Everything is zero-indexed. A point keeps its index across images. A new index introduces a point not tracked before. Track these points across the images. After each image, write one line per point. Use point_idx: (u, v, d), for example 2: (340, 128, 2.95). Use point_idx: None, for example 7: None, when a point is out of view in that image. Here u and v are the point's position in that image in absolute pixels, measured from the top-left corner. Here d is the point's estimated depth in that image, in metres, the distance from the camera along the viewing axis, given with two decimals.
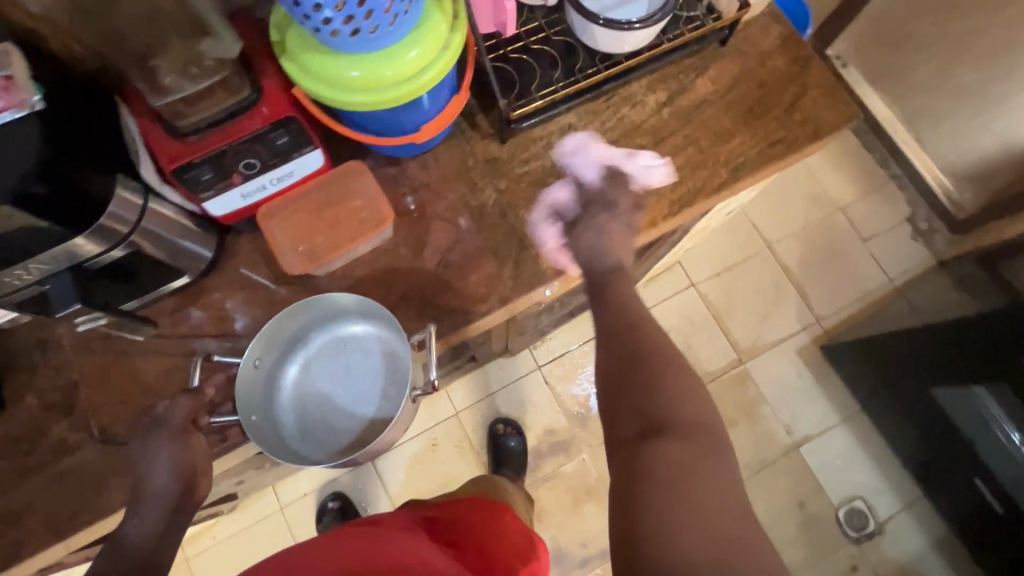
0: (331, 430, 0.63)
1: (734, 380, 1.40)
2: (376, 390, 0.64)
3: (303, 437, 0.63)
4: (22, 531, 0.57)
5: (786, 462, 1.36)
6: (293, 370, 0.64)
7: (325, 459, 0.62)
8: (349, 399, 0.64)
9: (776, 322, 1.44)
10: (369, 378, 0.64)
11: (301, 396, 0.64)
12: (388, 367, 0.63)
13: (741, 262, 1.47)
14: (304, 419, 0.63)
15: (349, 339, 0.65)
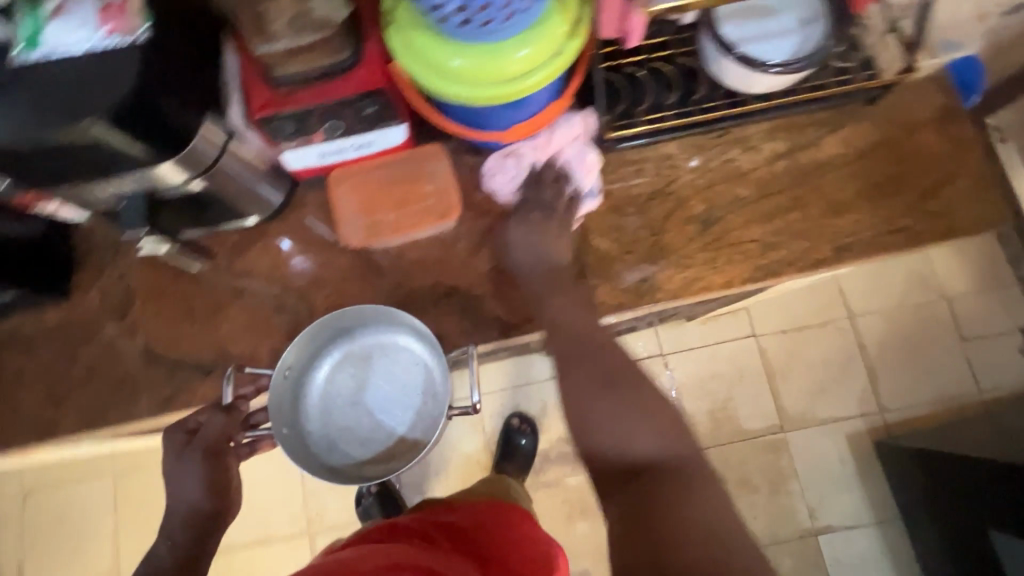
0: (358, 440, 0.64)
1: (769, 446, 1.32)
2: (404, 403, 0.64)
3: (329, 447, 0.63)
4: (59, 414, 0.61)
5: (799, 545, 1.27)
6: (319, 376, 0.64)
7: (354, 471, 0.62)
8: (377, 406, 0.64)
9: (833, 398, 1.33)
10: (397, 389, 0.64)
11: (327, 402, 0.64)
12: (417, 381, 0.64)
13: (813, 326, 1.36)
14: (330, 428, 0.64)
15: (377, 348, 0.64)
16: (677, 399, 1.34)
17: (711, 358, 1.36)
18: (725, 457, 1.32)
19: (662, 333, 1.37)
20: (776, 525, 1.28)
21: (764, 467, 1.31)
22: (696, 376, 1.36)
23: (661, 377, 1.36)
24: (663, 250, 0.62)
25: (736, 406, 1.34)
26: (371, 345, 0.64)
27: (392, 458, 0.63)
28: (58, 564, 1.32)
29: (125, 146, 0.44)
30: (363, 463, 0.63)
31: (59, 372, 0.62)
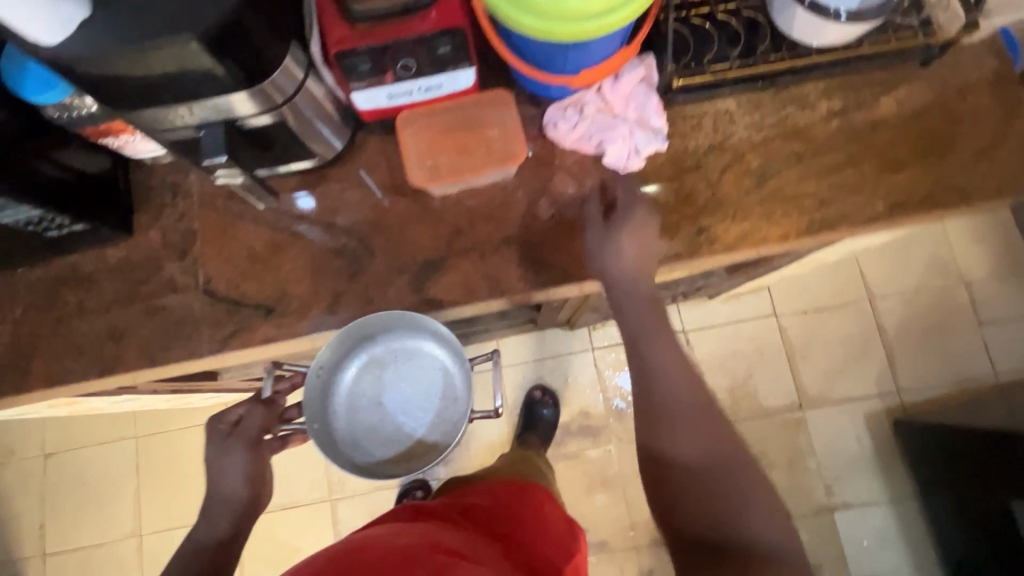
0: (381, 439, 0.67)
1: (787, 423, 1.33)
2: (426, 406, 0.67)
3: (354, 444, 0.66)
4: (120, 349, 0.62)
5: (814, 521, 1.29)
6: (346, 375, 0.66)
7: (379, 468, 0.66)
8: (400, 408, 0.67)
9: (851, 378, 1.35)
10: (420, 392, 0.67)
11: (351, 401, 0.67)
12: (439, 385, 0.67)
13: (833, 307, 1.38)
14: (355, 425, 0.67)
15: (401, 352, 0.66)
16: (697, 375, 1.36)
17: (732, 336, 1.38)
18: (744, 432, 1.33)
19: (683, 310, 1.39)
20: (792, 500, 1.30)
21: (782, 444, 1.32)
22: (716, 354, 1.37)
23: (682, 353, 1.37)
24: (719, 203, 0.63)
25: (756, 384, 1.35)
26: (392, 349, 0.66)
27: (414, 457, 0.67)
28: (78, 524, 1.33)
29: (214, 65, 0.44)
30: (386, 461, 0.67)
31: (120, 308, 0.63)
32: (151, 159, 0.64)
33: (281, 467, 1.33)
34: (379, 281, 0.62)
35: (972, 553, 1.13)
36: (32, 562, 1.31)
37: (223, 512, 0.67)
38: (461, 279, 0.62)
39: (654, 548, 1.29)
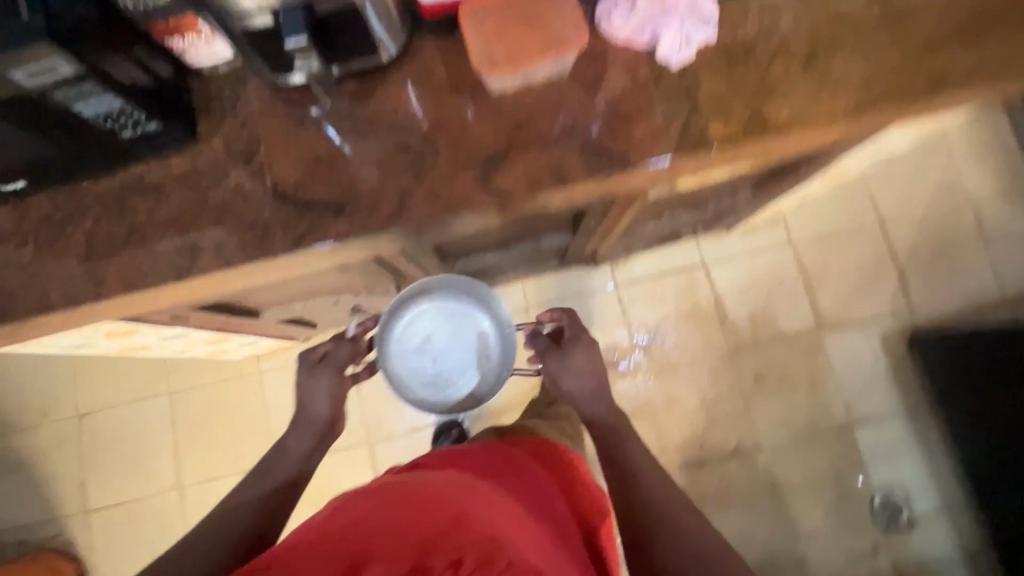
0: (424, 379, 0.86)
1: (807, 347, 1.38)
2: (460, 357, 0.87)
3: (403, 382, 0.85)
4: (195, 253, 0.63)
5: (836, 437, 1.35)
6: (398, 328, 0.86)
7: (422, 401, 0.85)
8: (440, 357, 0.86)
9: (866, 300, 1.40)
10: (456, 344, 0.87)
11: (401, 350, 0.85)
12: (473, 341, 0.87)
13: (846, 234, 1.42)
14: (403, 367, 0.85)
15: (443, 311, 0.87)
16: (718, 305, 1.40)
17: (751, 266, 1.42)
18: (765, 358, 1.38)
19: (703, 243, 1.42)
20: (813, 419, 1.35)
21: (801, 366, 1.38)
22: (736, 284, 1.41)
23: (703, 285, 1.41)
24: (769, 87, 0.65)
25: (776, 311, 1.40)
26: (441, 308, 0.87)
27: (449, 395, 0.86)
28: (118, 481, 1.35)
29: None
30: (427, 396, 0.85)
31: (191, 214, 0.64)
32: (210, 67, 0.65)
33: None
34: (445, 177, 0.64)
35: (984, 448, 1.20)
36: (75, 519, 1.33)
37: (310, 429, 0.82)
38: (525, 172, 0.64)
39: (684, 471, 1.34)
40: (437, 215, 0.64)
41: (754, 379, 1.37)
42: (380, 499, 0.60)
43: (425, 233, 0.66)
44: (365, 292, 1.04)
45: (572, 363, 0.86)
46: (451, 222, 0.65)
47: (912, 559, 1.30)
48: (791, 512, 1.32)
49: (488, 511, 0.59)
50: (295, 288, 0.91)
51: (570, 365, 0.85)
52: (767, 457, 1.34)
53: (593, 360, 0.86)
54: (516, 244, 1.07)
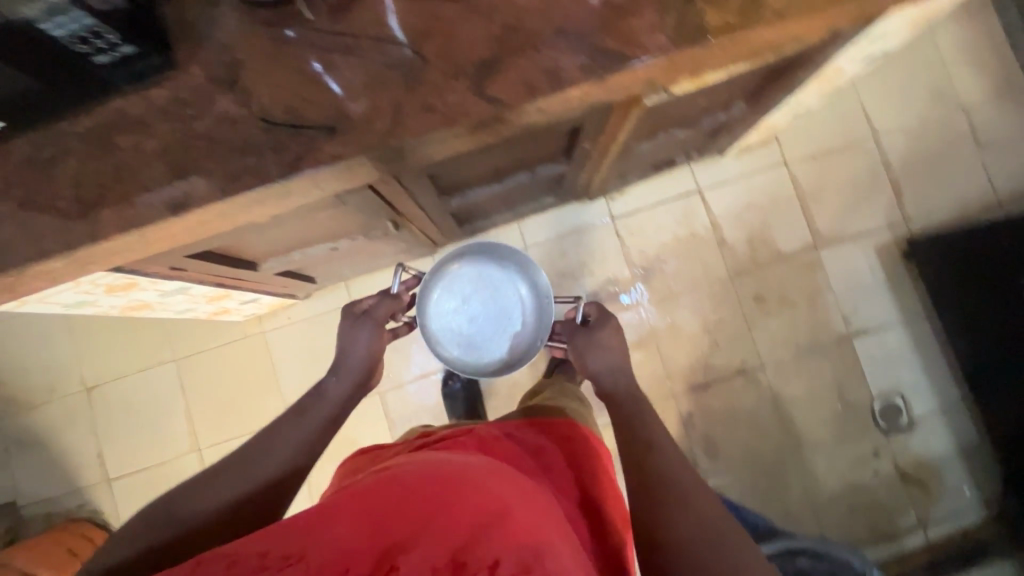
0: (456, 330, 1.13)
1: (805, 265, 1.39)
2: (489, 316, 1.13)
3: (440, 331, 1.12)
4: (189, 186, 0.61)
5: (836, 350, 1.38)
6: (443, 283, 1.13)
7: (451, 349, 1.12)
8: (473, 314, 1.13)
9: (862, 214, 1.40)
10: (486, 305, 1.13)
11: (442, 303, 1.13)
12: (501, 306, 1.13)
13: (840, 149, 1.41)
14: (442, 319, 1.13)
15: (480, 275, 1.13)
16: (715, 230, 1.40)
17: (747, 189, 1.41)
18: (764, 278, 1.39)
19: (697, 169, 1.41)
20: (814, 334, 1.38)
21: (800, 284, 1.39)
22: (733, 208, 1.41)
23: (700, 211, 1.41)
24: None
25: (773, 231, 1.40)
26: (480, 278, 1.13)
27: (474, 347, 1.13)
28: (136, 448, 1.36)
29: None
30: (457, 347, 1.13)
31: (179, 146, 0.62)
32: None
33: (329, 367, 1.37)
34: (437, 88, 0.62)
35: (980, 345, 1.24)
36: (99, 489, 1.35)
37: (351, 372, 0.85)
38: (520, 77, 0.62)
39: (691, 395, 1.37)
40: (432, 128, 0.62)
41: (754, 300, 1.39)
42: (412, 478, 0.58)
43: (422, 149, 0.64)
44: (364, 236, 1.03)
45: (600, 340, 0.92)
46: (447, 136, 0.63)
47: (912, 458, 1.35)
48: (795, 424, 1.37)
49: (521, 498, 0.57)
50: (292, 232, 0.90)
51: (600, 341, 0.92)
52: (770, 375, 1.37)
53: (619, 339, 0.93)
54: (511, 176, 1.05)
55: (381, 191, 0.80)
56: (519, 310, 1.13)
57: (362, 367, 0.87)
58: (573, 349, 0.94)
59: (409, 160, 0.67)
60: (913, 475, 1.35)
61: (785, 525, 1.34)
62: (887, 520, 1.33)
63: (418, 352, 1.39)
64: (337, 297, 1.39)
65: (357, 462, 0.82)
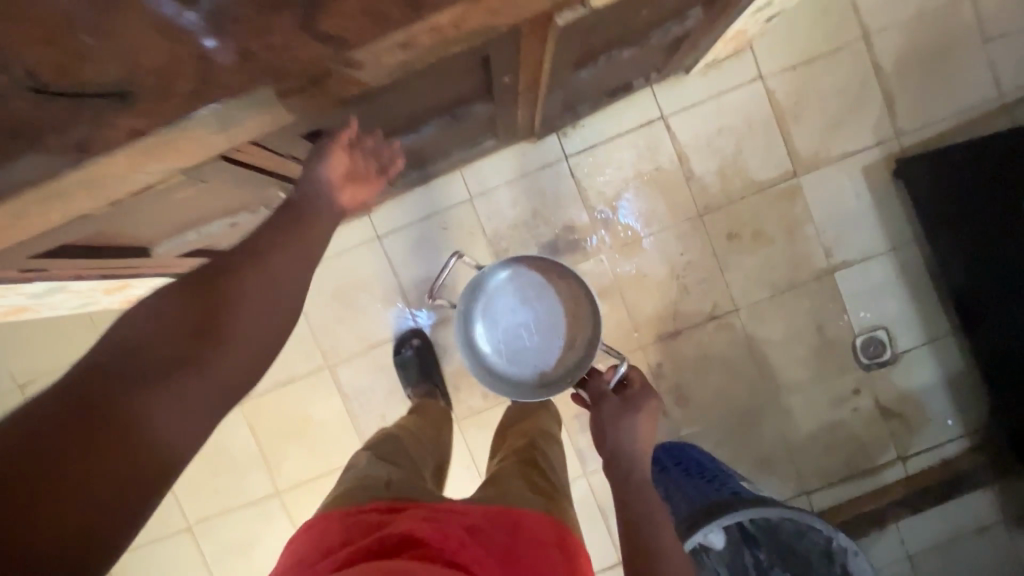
0: (493, 334, 1.15)
1: (783, 194, 1.25)
2: (530, 330, 1.15)
3: (479, 331, 1.15)
4: None
5: (817, 286, 1.26)
6: (494, 284, 1.15)
7: (484, 351, 1.15)
8: (515, 322, 1.15)
9: (847, 131, 1.24)
10: (531, 318, 1.15)
11: (487, 305, 1.15)
12: (546, 322, 1.15)
13: (824, 55, 1.22)
14: (484, 319, 1.15)
15: (532, 285, 1.15)
16: (682, 163, 1.25)
17: (716, 111, 1.24)
18: (737, 213, 1.25)
19: (659, 92, 1.23)
20: (792, 270, 1.26)
21: (777, 216, 1.25)
22: (702, 135, 1.24)
23: (664, 142, 1.24)
24: None
25: (747, 159, 1.25)
26: (539, 290, 1.15)
27: (507, 357, 1.15)
28: None
29: None
30: (492, 352, 1.15)
31: None
32: None
33: None
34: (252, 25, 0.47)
35: (971, 271, 1.12)
36: None
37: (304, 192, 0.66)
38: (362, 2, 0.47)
39: (659, 346, 1.28)
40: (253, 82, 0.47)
41: (727, 238, 1.26)
42: None
43: (252, 107, 0.50)
44: (263, 207, 0.89)
45: (633, 423, 0.91)
46: (279, 89, 0.49)
47: (895, 393, 1.28)
48: (772, 367, 1.28)
49: None
50: (163, 214, 0.76)
51: (630, 423, 0.91)
52: (744, 317, 1.27)
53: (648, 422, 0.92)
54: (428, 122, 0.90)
55: (245, 161, 0.66)
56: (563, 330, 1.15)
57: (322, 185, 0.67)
58: (598, 418, 0.95)
59: (245, 123, 0.52)
60: (894, 410, 1.28)
61: (760, 470, 1.29)
62: (865, 458, 1.29)
63: (365, 321, 1.29)
64: None
65: (322, 526, 0.64)
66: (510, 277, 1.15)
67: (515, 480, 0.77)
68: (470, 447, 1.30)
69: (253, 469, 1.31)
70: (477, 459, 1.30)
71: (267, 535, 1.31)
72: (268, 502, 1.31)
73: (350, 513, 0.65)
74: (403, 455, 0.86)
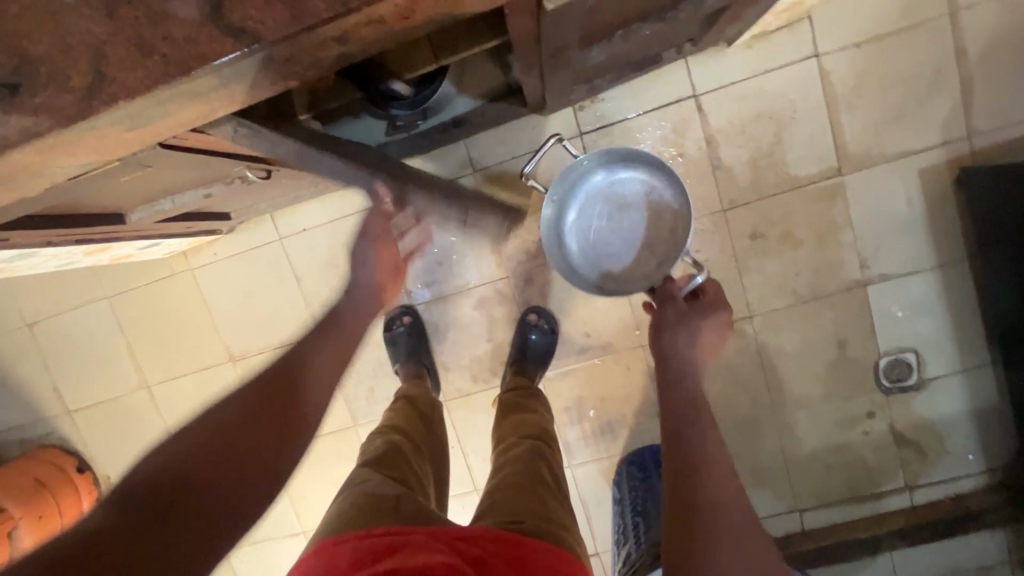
0: (583, 232, 1.04)
1: (822, 194, 1.11)
2: (625, 237, 1.03)
3: (568, 225, 1.04)
4: None
5: (845, 299, 1.14)
6: (600, 174, 1.02)
7: (569, 248, 1.04)
8: (611, 224, 1.03)
9: (910, 127, 1.07)
10: (630, 225, 1.03)
11: (585, 198, 1.03)
12: (645, 233, 1.02)
13: (896, 32, 1.04)
14: (577, 212, 1.03)
15: (639, 188, 1.02)
16: (710, 149, 1.11)
17: (758, 93, 1.08)
18: (766, 212, 1.12)
19: (694, 67, 1.08)
20: (818, 279, 1.14)
21: (812, 218, 1.12)
22: (737, 118, 1.10)
23: (692, 125, 1.10)
24: None
25: (786, 151, 1.10)
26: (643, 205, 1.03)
27: (595, 262, 1.04)
28: (87, 384, 1.36)
29: None
30: (578, 251, 1.04)
31: None
32: None
33: (262, 308, 1.27)
34: (148, 11, 0.39)
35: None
36: (62, 420, 1.38)
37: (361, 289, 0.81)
38: None
39: None
40: (149, 81, 0.40)
41: (750, 238, 1.14)
42: None
43: (159, 106, 0.43)
44: (236, 181, 0.83)
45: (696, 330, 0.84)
46: (187, 88, 0.42)
47: (913, 421, 1.18)
48: (782, 380, 1.19)
49: None
50: (122, 190, 0.72)
51: (687, 330, 0.83)
52: (758, 325, 1.17)
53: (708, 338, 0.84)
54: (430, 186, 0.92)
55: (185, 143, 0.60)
56: (664, 243, 1.02)
57: (368, 289, 0.82)
58: (659, 318, 0.87)
59: (157, 121, 0.45)
60: (909, 437, 1.19)
61: (754, 482, 1.23)
62: (869, 482, 1.21)
63: None
64: (263, 232, 1.24)
65: (328, 554, 0.54)
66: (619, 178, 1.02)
67: (530, 507, 0.71)
68: (457, 428, 1.28)
69: None
70: (462, 440, 1.29)
71: None
72: None
73: (357, 536, 0.55)
74: (404, 468, 0.74)
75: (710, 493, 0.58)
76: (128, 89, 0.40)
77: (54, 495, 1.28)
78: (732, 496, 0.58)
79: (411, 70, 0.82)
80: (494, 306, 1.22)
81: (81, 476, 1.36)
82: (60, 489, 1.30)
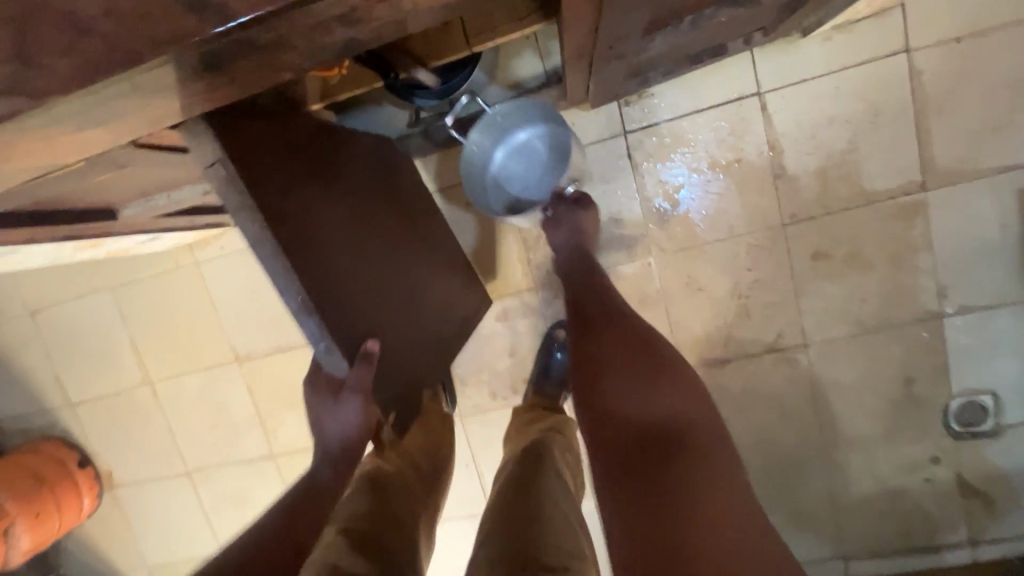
0: (494, 181, 0.93)
1: (900, 211, 0.97)
2: (528, 187, 0.95)
3: (480, 174, 0.92)
4: None
5: (916, 331, 1.01)
6: (515, 129, 0.89)
7: (478, 194, 0.95)
8: (519, 175, 0.94)
9: (1013, 137, 0.92)
10: (535, 175, 0.94)
11: (501, 148, 0.91)
12: (546, 181, 0.96)
13: (1008, 25, 0.88)
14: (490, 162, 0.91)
15: (547, 141, 0.91)
16: (772, 155, 0.98)
17: (832, 91, 0.94)
18: (832, 228, 0.99)
19: (761, 60, 0.95)
20: (888, 308, 1.01)
21: (886, 238, 0.98)
22: (806, 120, 0.96)
23: (754, 126, 0.97)
24: None
25: (860, 159, 0.96)
26: (560, 153, 0.94)
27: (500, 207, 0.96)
28: (89, 377, 1.30)
29: None
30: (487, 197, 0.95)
31: None
32: None
33: (270, 307, 1.19)
34: None
35: None
36: (63, 412, 1.33)
37: (332, 455, 0.63)
38: None
39: (703, 373, 1.08)
40: (89, 69, 0.29)
41: (811, 257, 1.00)
42: None
43: (110, 100, 0.33)
44: None
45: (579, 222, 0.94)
46: (145, 80, 0.31)
47: (983, 471, 1.05)
48: (835, 417, 1.07)
49: None
50: (103, 186, 0.62)
51: (576, 216, 0.94)
52: (813, 355, 1.04)
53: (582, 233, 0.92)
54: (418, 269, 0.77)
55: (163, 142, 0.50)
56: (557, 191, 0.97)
57: (336, 455, 0.63)
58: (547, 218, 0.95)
59: (113, 119, 0.35)
60: (978, 488, 1.06)
61: (794, 525, 1.12)
62: (925, 534, 1.09)
63: None
64: None
65: None
66: (538, 131, 0.90)
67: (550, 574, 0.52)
68: (472, 445, 1.19)
69: (249, 429, 1.27)
70: (477, 458, 1.19)
71: (262, 493, 1.29)
72: (263, 463, 1.27)
73: None
74: (392, 510, 0.61)
75: (606, 345, 0.75)
76: (64, 80, 0.30)
77: (52, 491, 1.23)
78: (621, 339, 0.75)
79: (434, 61, 0.72)
80: (518, 318, 1.11)
81: (82, 471, 1.31)
82: (59, 485, 1.25)
